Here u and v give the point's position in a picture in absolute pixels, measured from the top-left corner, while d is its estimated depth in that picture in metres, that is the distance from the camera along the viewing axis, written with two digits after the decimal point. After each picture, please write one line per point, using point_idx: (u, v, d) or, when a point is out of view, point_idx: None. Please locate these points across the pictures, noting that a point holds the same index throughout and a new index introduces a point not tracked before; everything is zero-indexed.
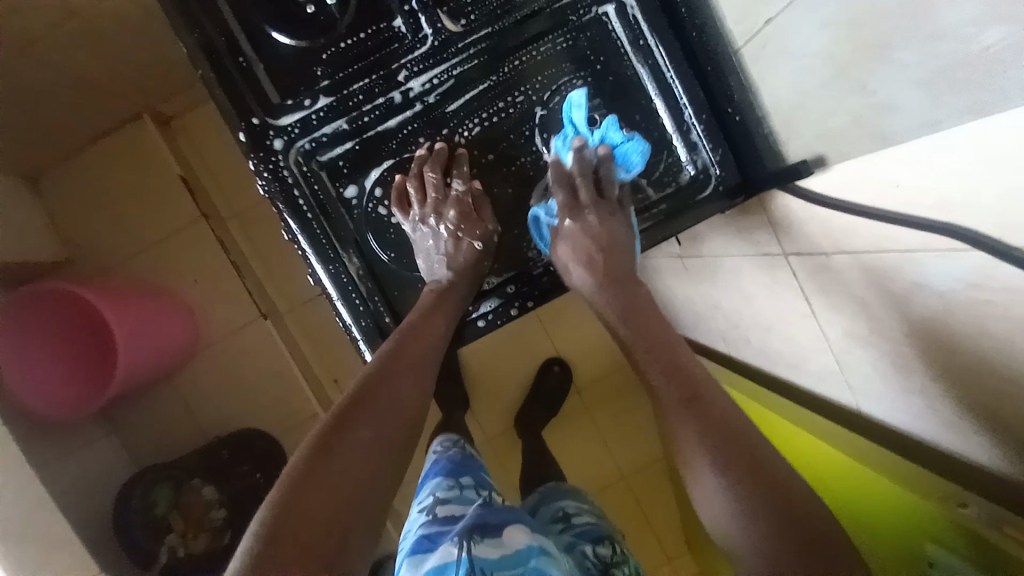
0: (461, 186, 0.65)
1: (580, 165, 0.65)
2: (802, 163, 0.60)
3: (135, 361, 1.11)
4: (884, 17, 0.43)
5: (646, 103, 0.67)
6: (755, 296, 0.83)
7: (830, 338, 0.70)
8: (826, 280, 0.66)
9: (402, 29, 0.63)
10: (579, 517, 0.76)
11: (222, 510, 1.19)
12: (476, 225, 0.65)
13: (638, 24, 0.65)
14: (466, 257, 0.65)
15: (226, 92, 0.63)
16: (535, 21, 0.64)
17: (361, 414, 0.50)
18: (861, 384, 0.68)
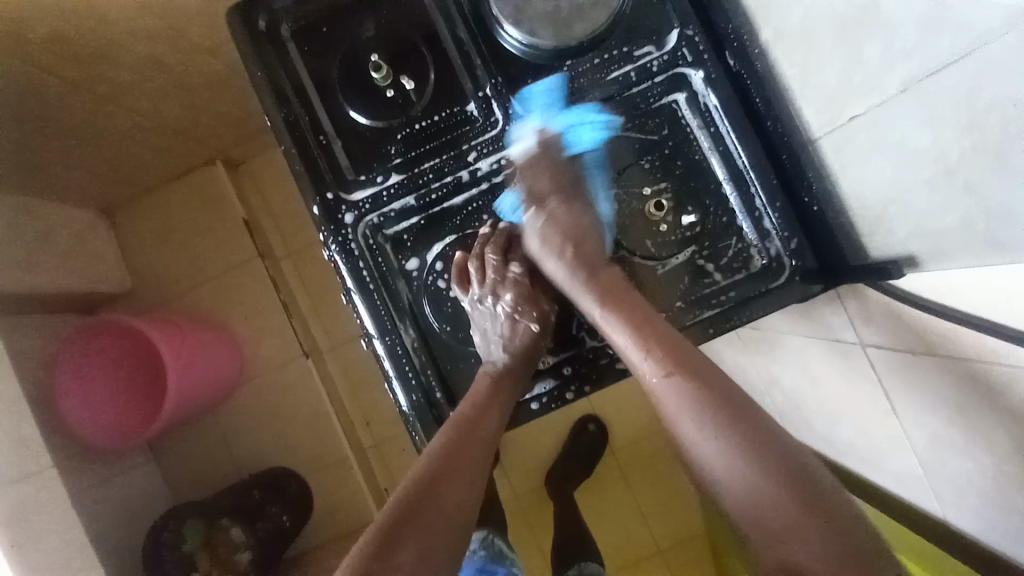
0: (518, 267, 0.64)
1: (541, 150, 0.64)
2: (892, 262, 0.57)
3: (178, 396, 1.15)
4: (996, 124, 0.40)
5: (716, 189, 0.65)
6: (823, 380, 0.78)
7: (914, 442, 0.64)
8: (915, 383, 0.60)
9: (475, 112, 0.65)
10: None
11: (246, 553, 1.15)
12: (533, 306, 0.63)
13: (710, 111, 0.64)
14: (522, 339, 0.63)
15: (305, 164, 0.66)
16: (607, 107, 0.65)
17: (414, 525, 0.49)
18: (952, 497, 0.61)
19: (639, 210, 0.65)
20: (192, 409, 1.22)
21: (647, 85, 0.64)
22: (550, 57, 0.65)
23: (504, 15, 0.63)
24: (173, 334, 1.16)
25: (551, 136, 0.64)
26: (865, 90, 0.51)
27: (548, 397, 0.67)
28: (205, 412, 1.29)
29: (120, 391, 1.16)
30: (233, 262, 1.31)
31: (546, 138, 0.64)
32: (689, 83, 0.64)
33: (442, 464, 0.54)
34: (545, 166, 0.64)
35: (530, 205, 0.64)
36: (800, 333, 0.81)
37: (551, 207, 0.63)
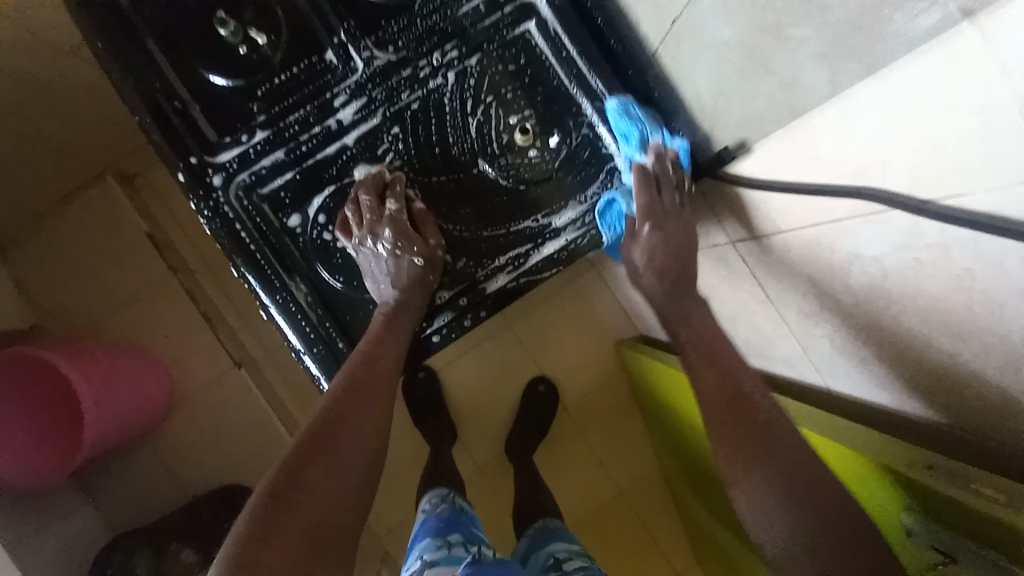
0: (394, 203, 0.65)
1: (660, 171, 0.65)
2: (725, 150, 0.63)
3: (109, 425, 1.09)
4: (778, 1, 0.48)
5: (576, 110, 0.69)
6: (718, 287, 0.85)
7: (789, 321, 0.70)
8: (779, 264, 0.66)
9: (334, 62, 0.66)
10: (569, 561, 0.87)
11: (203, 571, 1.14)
12: (412, 241, 0.64)
13: (560, 37, 0.67)
14: (409, 273, 0.65)
15: (165, 136, 0.64)
16: (461, 44, 0.66)
17: (317, 462, 0.53)
18: (828, 365, 0.68)
19: (508, 139, 0.68)
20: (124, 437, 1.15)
21: (498, 19, 0.67)
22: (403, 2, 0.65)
23: None
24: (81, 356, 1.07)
25: (672, 154, 0.65)
26: None
27: (451, 332, 0.71)
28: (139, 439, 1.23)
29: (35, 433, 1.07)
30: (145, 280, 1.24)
31: (654, 155, 0.65)
32: (537, 12, 0.67)
33: (341, 405, 0.57)
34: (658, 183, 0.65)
35: (646, 219, 0.65)
36: None
37: (664, 222, 0.66)
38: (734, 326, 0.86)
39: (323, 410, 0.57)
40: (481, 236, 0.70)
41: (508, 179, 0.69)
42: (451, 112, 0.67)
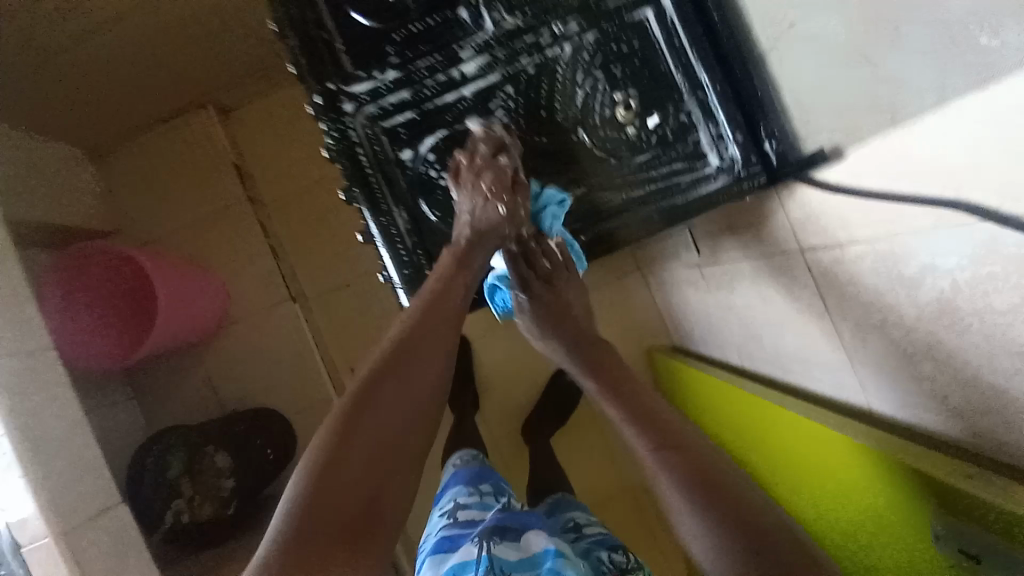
0: (506, 158, 0.71)
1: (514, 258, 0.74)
2: (819, 151, 0.66)
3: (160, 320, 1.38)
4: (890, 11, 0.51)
5: (677, 96, 0.72)
6: (769, 298, 0.91)
7: (841, 332, 0.77)
8: (845, 278, 0.71)
9: (465, 20, 0.72)
10: (588, 526, 0.91)
11: (229, 479, 1.39)
12: (504, 191, 0.70)
13: (674, 28, 0.72)
14: (489, 221, 0.69)
15: (309, 62, 0.72)
16: (582, 20, 0.72)
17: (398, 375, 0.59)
18: (873, 378, 0.74)
19: (610, 113, 0.73)
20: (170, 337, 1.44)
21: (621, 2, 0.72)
22: None
23: None
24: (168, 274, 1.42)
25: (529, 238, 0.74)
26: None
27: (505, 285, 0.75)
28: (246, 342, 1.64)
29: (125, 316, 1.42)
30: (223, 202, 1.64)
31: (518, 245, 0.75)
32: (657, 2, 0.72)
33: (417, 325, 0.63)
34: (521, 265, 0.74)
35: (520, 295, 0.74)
36: (741, 257, 0.95)
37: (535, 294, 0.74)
38: (782, 340, 0.93)
39: (407, 327, 0.63)
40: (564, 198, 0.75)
41: (601, 151, 0.74)
42: (561, 81, 0.73)
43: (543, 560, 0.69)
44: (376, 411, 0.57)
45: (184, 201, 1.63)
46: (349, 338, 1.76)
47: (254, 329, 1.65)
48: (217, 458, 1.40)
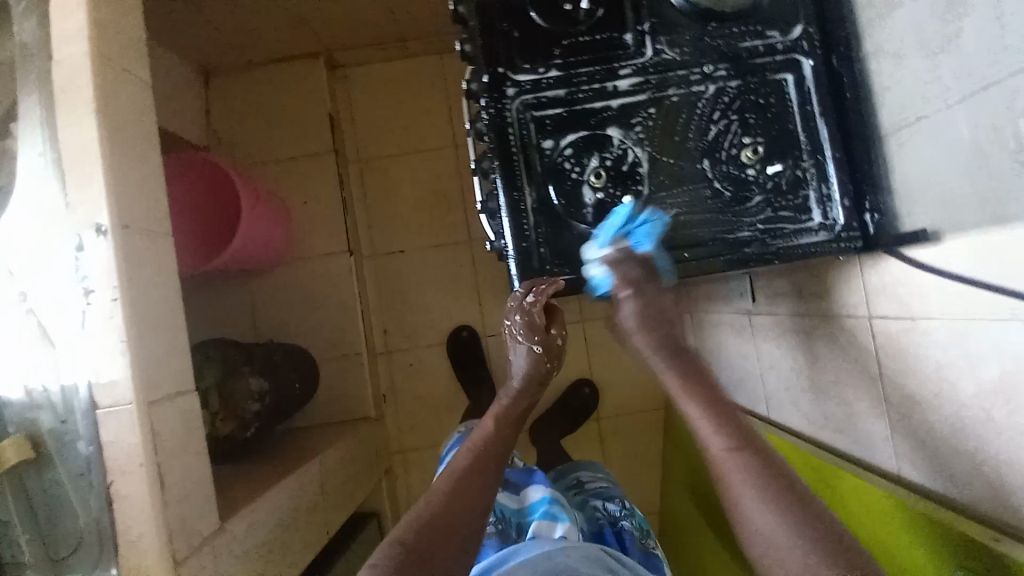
0: (530, 297, 0.82)
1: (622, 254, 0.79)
2: (920, 230, 0.74)
3: (238, 242, 1.47)
4: (1004, 127, 0.60)
5: (797, 152, 0.81)
6: (821, 355, 1.03)
7: (889, 396, 0.87)
8: (904, 349, 0.82)
9: (629, 42, 0.81)
10: (588, 483, 1.26)
11: (256, 404, 1.42)
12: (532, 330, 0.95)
13: (809, 94, 0.81)
14: (530, 357, 0.99)
15: (486, 45, 0.81)
16: (730, 67, 0.81)
17: (487, 461, 0.90)
18: (909, 442, 0.85)
19: (735, 153, 0.81)
20: (251, 250, 1.56)
21: (768, 60, 0.81)
22: (701, 17, 0.81)
23: None
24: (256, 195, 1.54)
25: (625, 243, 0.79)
26: (932, 98, 0.69)
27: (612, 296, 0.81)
28: (307, 282, 1.75)
29: (212, 235, 1.52)
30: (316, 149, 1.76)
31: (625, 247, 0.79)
32: (797, 70, 0.81)
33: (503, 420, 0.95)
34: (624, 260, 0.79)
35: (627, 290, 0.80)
36: (795, 314, 1.10)
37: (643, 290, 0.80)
38: (829, 405, 1.04)
39: (503, 407, 1.00)
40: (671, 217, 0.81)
41: (722, 183, 0.80)
42: (698, 114, 0.81)
43: (537, 506, 1.03)
44: (474, 473, 0.86)
45: (276, 138, 1.75)
46: (389, 300, 1.85)
47: (306, 269, 1.75)
48: (250, 382, 1.43)
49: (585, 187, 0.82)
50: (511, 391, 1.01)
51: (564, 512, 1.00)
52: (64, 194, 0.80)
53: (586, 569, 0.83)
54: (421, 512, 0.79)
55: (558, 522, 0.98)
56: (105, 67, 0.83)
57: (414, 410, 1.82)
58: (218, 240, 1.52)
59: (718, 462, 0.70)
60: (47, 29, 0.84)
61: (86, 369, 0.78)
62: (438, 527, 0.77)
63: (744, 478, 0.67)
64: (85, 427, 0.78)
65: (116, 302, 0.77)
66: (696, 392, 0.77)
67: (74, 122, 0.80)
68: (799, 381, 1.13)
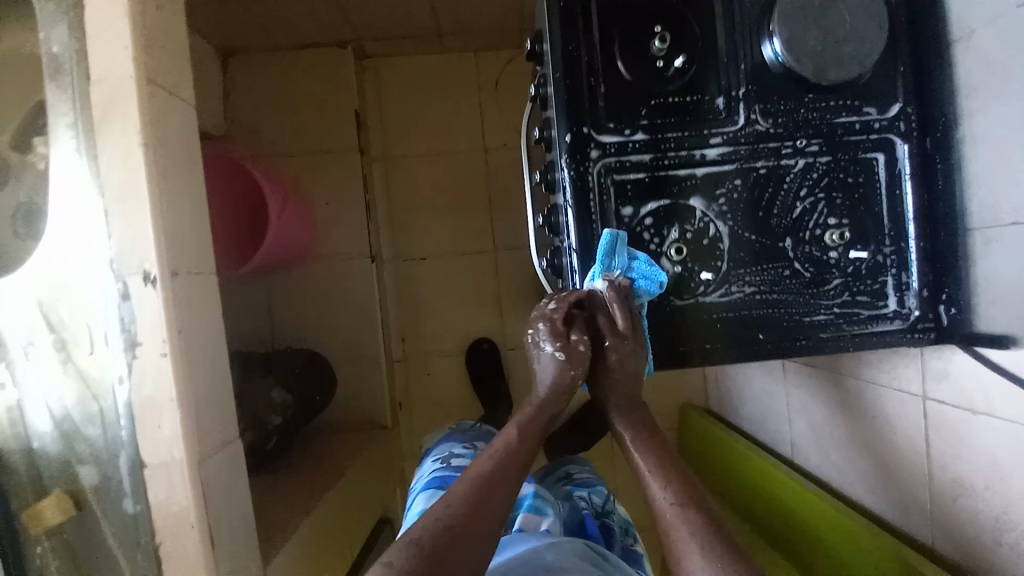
0: (552, 305, 0.79)
1: (619, 293, 0.76)
2: (1000, 335, 0.73)
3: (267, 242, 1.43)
4: None
5: (881, 235, 0.79)
6: (861, 417, 1.03)
7: (934, 476, 0.88)
8: (957, 436, 0.82)
9: (721, 107, 0.77)
10: (578, 474, 1.27)
11: (276, 416, 1.36)
12: (556, 339, 0.78)
13: (900, 176, 0.79)
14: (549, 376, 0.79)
15: (571, 100, 0.77)
16: (823, 142, 0.77)
17: (501, 476, 0.72)
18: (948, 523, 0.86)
19: (819, 233, 0.78)
20: (282, 247, 1.53)
21: (863, 137, 0.78)
22: (799, 85, 0.77)
23: (779, 30, 0.74)
24: (282, 191, 1.51)
25: (625, 284, 0.76)
26: None
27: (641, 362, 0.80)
28: (327, 285, 1.69)
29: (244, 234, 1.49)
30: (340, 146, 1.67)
31: (622, 287, 0.76)
32: (889, 150, 0.78)
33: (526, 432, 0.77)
34: (617, 304, 0.76)
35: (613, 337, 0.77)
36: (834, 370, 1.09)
37: (624, 346, 0.77)
38: (863, 463, 1.04)
39: (529, 410, 0.80)
40: (744, 294, 0.78)
41: (803, 264, 0.78)
42: (785, 190, 0.78)
43: (522, 499, 1.00)
44: (494, 489, 0.70)
45: (300, 131, 1.67)
46: (408, 306, 1.81)
47: (325, 272, 1.69)
48: (271, 394, 1.38)
49: (663, 260, 0.78)
50: (536, 402, 0.80)
51: (549, 508, 0.98)
52: (109, 237, 0.72)
53: (571, 560, 0.79)
54: (440, 515, 0.67)
55: (544, 516, 0.95)
56: (150, 92, 0.73)
57: (427, 419, 1.81)
58: (250, 241, 1.49)
59: (664, 516, 0.67)
60: (82, 42, 0.72)
61: (129, 425, 0.74)
62: (460, 533, 0.65)
63: (691, 538, 0.63)
64: (131, 485, 0.76)
65: (164, 356, 0.72)
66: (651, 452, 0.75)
67: (113, 153, 0.72)
68: (828, 433, 1.14)
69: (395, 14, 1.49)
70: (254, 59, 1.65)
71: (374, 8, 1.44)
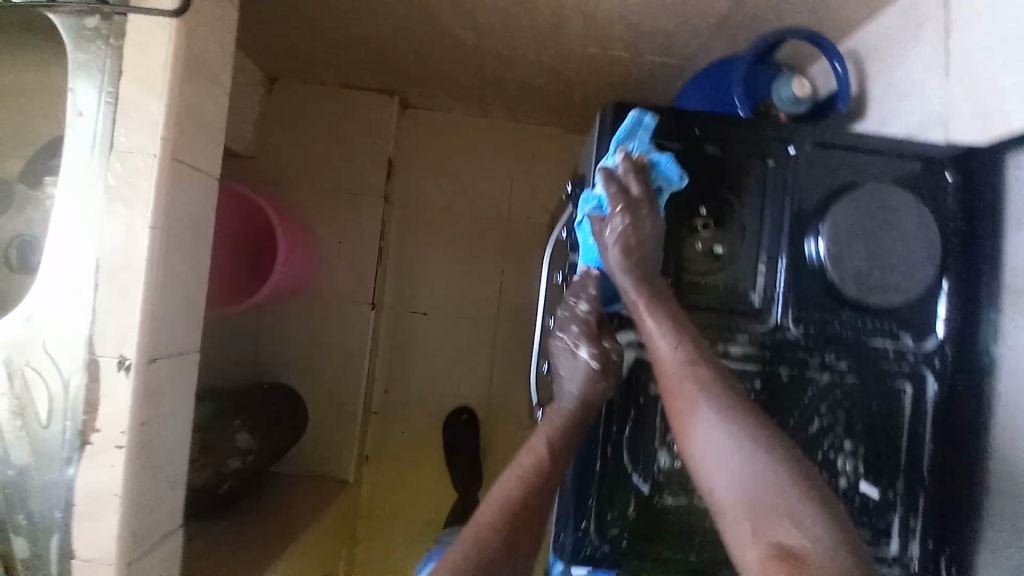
0: (585, 309, 0.73)
1: (629, 164, 0.70)
2: None
3: (271, 284, 1.38)
4: None
5: (895, 471, 0.75)
6: None
7: None
8: None
9: (755, 303, 0.74)
10: None
11: (236, 460, 1.28)
12: (593, 343, 0.73)
13: (926, 411, 0.75)
14: (586, 379, 0.72)
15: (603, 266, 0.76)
16: (854, 362, 0.74)
17: (533, 491, 0.69)
18: None
19: (832, 456, 0.74)
20: (283, 287, 1.51)
21: (894, 366, 0.74)
22: (838, 300, 0.74)
23: (827, 237, 0.72)
24: (292, 232, 1.49)
25: (641, 158, 0.71)
26: None
27: (607, 547, 0.74)
28: (321, 324, 1.65)
29: (244, 265, 1.45)
30: (366, 190, 1.65)
31: (632, 162, 0.71)
32: (919, 383, 0.75)
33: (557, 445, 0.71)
34: (629, 178, 0.71)
35: (627, 212, 0.69)
36: None
37: (639, 219, 0.70)
38: None
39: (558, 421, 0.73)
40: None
41: None
42: (804, 403, 0.74)
43: None
44: (526, 509, 0.68)
45: (331, 167, 1.65)
46: (398, 359, 1.76)
47: (322, 311, 1.65)
48: (236, 437, 1.29)
49: (662, 451, 0.74)
50: (562, 411, 0.73)
51: None
52: (91, 312, 0.68)
53: None
54: (469, 548, 0.64)
55: None
56: (174, 170, 0.70)
57: (392, 476, 1.74)
58: (253, 278, 1.45)
59: (669, 371, 0.68)
60: (112, 106, 0.69)
61: (66, 510, 0.69)
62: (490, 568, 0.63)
63: (698, 390, 0.66)
64: (59, 568, 0.71)
65: (120, 449, 0.68)
66: (660, 309, 0.69)
67: (113, 224, 0.67)
68: None
69: (449, 80, 1.48)
70: (300, 89, 1.64)
71: (429, 72, 1.44)
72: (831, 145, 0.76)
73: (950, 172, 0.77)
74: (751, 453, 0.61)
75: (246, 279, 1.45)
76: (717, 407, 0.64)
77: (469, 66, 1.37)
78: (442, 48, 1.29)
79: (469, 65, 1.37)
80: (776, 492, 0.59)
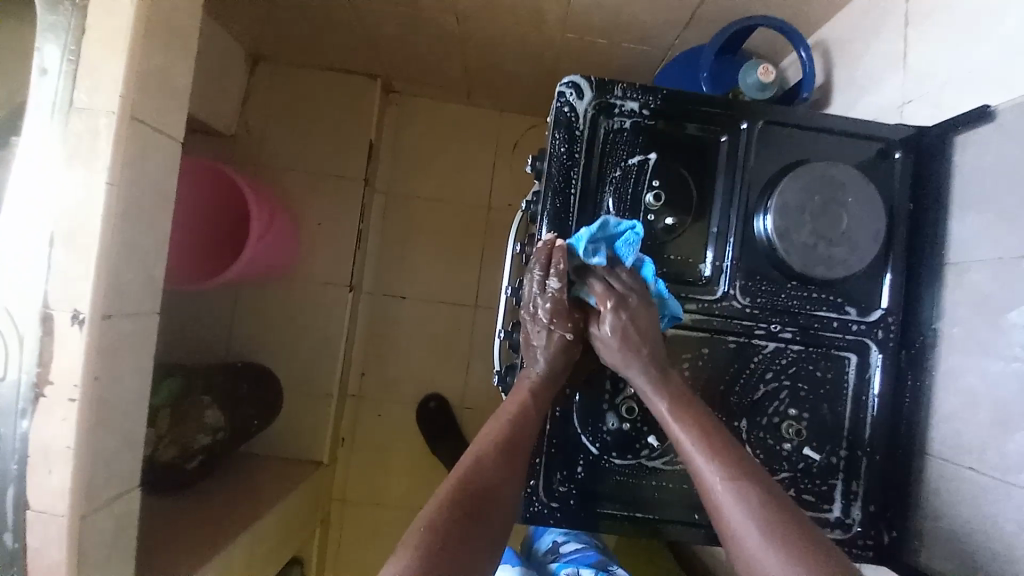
0: (557, 285, 0.73)
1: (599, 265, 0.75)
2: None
3: (243, 261, 1.36)
4: None
5: (838, 439, 0.78)
6: None
7: None
8: None
9: (705, 275, 0.78)
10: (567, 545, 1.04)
11: (205, 437, 1.27)
12: (565, 319, 0.75)
13: (868, 383, 0.78)
14: (557, 346, 0.74)
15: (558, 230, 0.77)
16: (799, 333, 0.77)
17: (513, 442, 0.69)
18: None
19: (776, 421, 0.78)
20: (259, 266, 1.51)
21: (838, 336, 0.77)
22: (784, 273, 0.76)
23: (774, 211, 0.74)
24: (268, 209, 1.47)
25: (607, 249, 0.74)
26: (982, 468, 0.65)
27: (557, 508, 0.75)
28: (299, 306, 1.66)
29: (216, 240, 1.43)
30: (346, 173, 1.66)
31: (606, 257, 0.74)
32: (862, 355, 0.78)
33: (537, 398, 0.73)
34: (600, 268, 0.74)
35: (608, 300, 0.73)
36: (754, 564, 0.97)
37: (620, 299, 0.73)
38: None
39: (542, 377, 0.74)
40: None
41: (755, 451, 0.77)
42: (749, 369, 0.78)
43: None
44: (511, 458, 0.68)
45: (312, 149, 1.66)
46: (376, 344, 1.76)
47: (300, 292, 1.66)
48: (205, 415, 1.29)
49: (612, 413, 0.76)
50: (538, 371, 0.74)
51: None
52: (49, 266, 0.68)
53: None
54: (447, 494, 0.62)
55: None
56: (134, 130, 0.70)
57: (368, 460, 1.75)
58: (226, 256, 1.45)
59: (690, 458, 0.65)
60: (75, 62, 0.69)
61: (21, 462, 0.69)
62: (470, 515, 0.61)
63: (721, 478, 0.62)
64: (13, 522, 0.71)
65: (72, 403, 0.68)
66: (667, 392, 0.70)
67: (71, 179, 0.68)
68: None
69: (430, 65, 1.50)
70: (283, 71, 1.64)
71: (410, 56, 1.46)
72: (784, 122, 0.78)
73: (900, 153, 0.79)
74: (774, 515, 0.59)
75: (219, 256, 1.44)
76: (743, 488, 0.61)
77: (447, 52, 1.39)
78: (418, 31, 1.30)
79: (447, 51, 1.39)
80: (802, 545, 0.56)
